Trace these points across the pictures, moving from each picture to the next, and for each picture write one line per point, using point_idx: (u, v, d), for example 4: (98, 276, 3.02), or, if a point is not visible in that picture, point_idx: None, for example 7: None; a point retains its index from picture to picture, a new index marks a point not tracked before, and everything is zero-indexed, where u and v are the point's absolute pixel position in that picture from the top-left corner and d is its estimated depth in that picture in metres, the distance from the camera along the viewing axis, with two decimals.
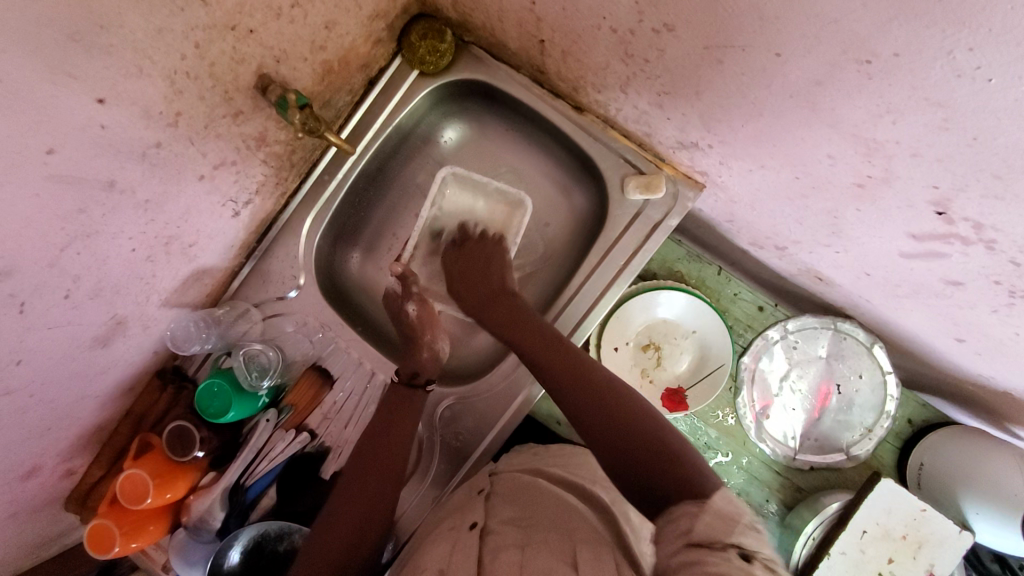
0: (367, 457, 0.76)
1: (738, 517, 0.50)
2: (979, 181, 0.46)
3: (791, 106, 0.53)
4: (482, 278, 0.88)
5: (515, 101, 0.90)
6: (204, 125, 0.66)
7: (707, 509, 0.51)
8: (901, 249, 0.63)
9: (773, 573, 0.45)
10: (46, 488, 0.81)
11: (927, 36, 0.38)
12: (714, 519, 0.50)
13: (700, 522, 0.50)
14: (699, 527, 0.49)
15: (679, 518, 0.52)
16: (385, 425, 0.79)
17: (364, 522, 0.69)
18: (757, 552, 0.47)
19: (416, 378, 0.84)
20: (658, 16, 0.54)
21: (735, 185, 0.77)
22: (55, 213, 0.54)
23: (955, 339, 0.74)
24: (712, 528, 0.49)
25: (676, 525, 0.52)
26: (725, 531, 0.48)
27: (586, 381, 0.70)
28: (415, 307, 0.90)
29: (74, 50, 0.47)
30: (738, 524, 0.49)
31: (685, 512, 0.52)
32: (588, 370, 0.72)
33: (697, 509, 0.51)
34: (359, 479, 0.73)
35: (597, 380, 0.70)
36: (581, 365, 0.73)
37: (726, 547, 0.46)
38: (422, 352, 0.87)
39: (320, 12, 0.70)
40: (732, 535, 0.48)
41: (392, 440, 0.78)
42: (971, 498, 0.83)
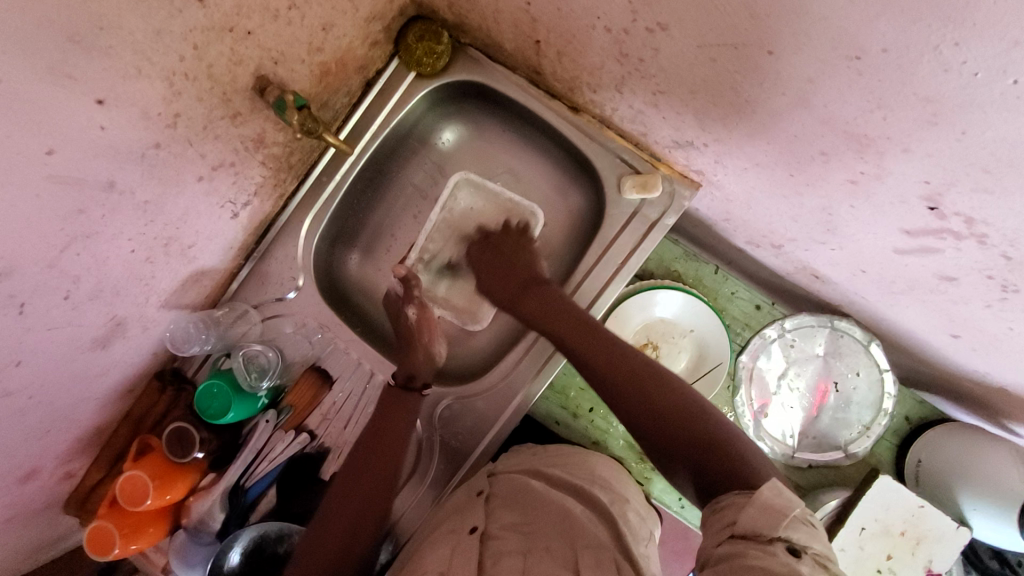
0: (362, 456, 0.76)
1: (788, 508, 0.48)
2: (969, 176, 0.47)
3: (784, 103, 0.54)
4: (509, 270, 0.89)
5: (512, 102, 0.90)
6: (203, 127, 0.66)
7: (753, 501, 0.50)
8: (896, 245, 0.63)
9: (821, 567, 0.45)
10: (45, 490, 0.81)
11: (915, 32, 0.38)
12: (759, 512, 0.49)
13: (744, 514, 0.50)
14: (743, 520, 0.49)
15: (727, 509, 0.52)
16: (382, 425, 0.79)
17: (358, 522, 0.70)
18: (806, 547, 0.46)
19: (414, 380, 0.84)
20: (652, 16, 0.55)
21: (730, 183, 0.77)
22: (54, 214, 0.55)
23: (950, 335, 0.74)
24: (759, 520, 0.48)
25: (722, 517, 0.52)
26: (771, 524, 0.47)
27: (624, 369, 0.71)
28: (414, 310, 0.90)
29: (74, 52, 0.48)
30: (788, 515, 0.48)
31: (733, 504, 0.52)
32: (623, 358, 0.72)
33: (745, 501, 0.51)
34: (354, 478, 0.74)
35: (637, 367, 0.71)
36: (617, 351, 0.74)
37: (771, 541, 0.46)
38: (419, 354, 0.87)
39: (317, 13, 0.71)
40: (781, 527, 0.47)
41: (387, 437, 0.78)
42: (968, 494, 0.83)
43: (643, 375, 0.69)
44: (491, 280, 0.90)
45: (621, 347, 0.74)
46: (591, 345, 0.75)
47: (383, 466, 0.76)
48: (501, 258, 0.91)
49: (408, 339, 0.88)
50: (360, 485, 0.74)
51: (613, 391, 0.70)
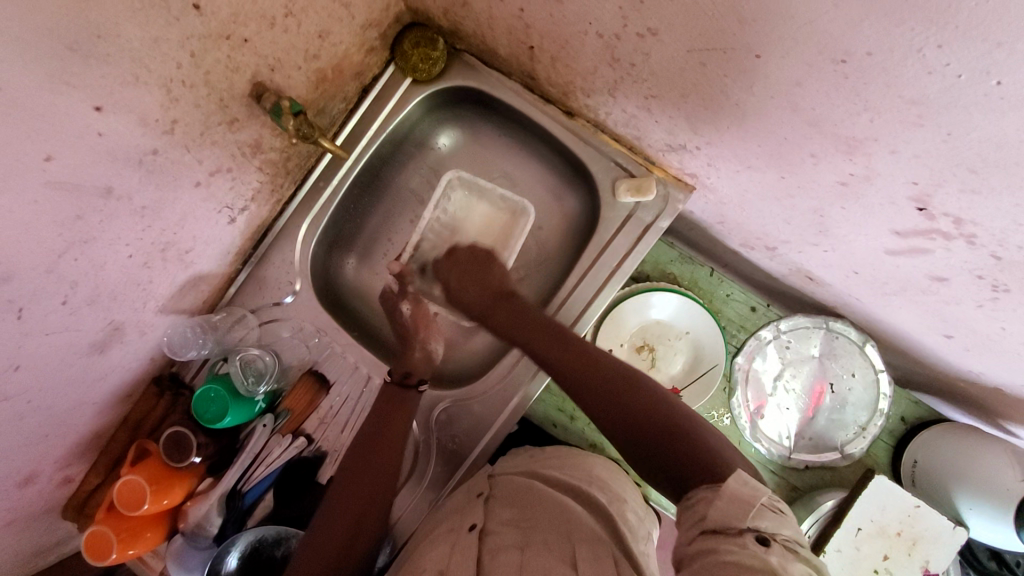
0: (356, 462, 0.75)
1: (754, 496, 0.49)
2: (957, 177, 0.47)
3: (773, 106, 0.55)
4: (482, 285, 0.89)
5: (508, 107, 0.91)
6: (200, 133, 0.67)
7: (721, 494, 0.50)
8: (887, 246, 0.64)
9: (792, 554, 0.45)
10: (43, 495, 0.81)
11: (898, 36, 0.39)
12: (727, 504, 0.49)
13: (714, 507, 0.50)
14: (712, 513, 0.50)
15: (697, 504, 0.52)
16: (381, 429, 0.79)
17: (356, 528, 0.70)
18: (777, 534, 0.47)
19: (410, 377, 0.84)
20: (642, 21, 0.55)
21: (723, 186, 0.78)
22: (53, 219, 0.55)
23: (943, 335, 0.75)
24: (725, 513, 0.49)
25: (693, 513, 0.52)
26: (738, 515, 0.48)
27: (596, 374, 0.72)
28: (410, 306, 0.91)
29: (73, 59, 0.49)
30: (755, 505, 0.48)
31: (703, 499, 0.52)
32: (594, 363, 0.73)
33: (713, 495, 0.51)
34: (349, 485, 0.73)
35: (606, 377, 0.71)
36: (587, 356, 0.75)
37: (740, 532, 0.47)
38: (416, 352, 0.87)
39: (313, 21, 0.72)
40: (749, 518, 0.47)
41: (381, 443, 0.77)
42: (965, 494, 0.83)
43: (615, 386, 0.69)
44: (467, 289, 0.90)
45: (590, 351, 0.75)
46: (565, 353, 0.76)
47: (377, 471, 0.75)
48: (473, 274, 0.90)
49: (404, 336, 0.89)
50: (354, 491, 0.73)
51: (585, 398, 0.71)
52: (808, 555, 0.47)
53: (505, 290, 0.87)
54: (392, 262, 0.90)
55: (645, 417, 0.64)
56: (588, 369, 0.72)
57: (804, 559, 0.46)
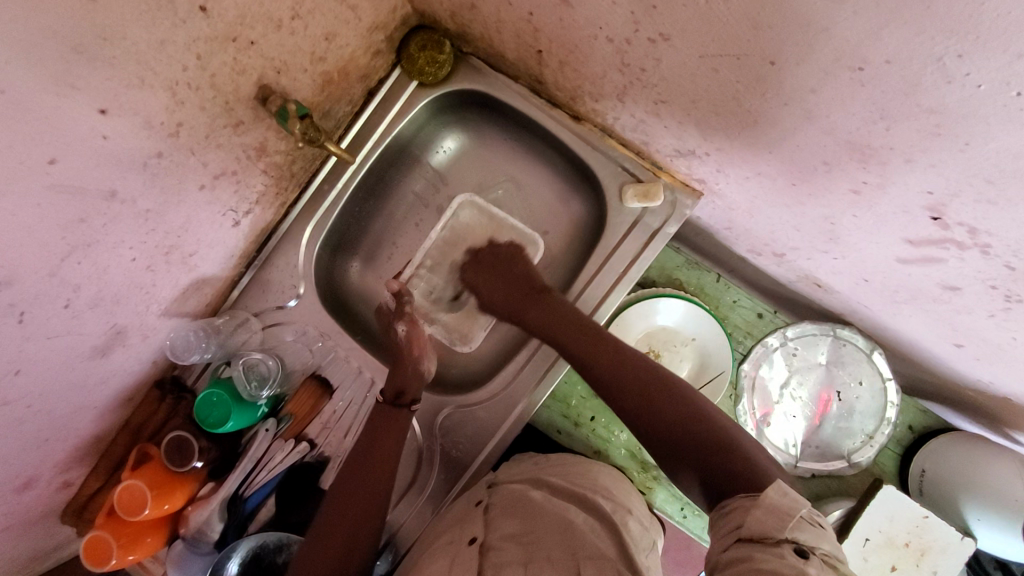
0: (350, 478, 0.74)
1: (793, 508, 0.48)
2: (973, 187, 0.47)
3: (786, 113, 0.54)
4: (514, 281, 0.89)
5: (514, 110, 0.90)
6: (205, 136, 0.66)
7: (758, 503, 0.49)
8: (900, 254, 0.63)
9: (830, 568, 0.44)
10: (43, 500, 0.80)
11: (919, 44, 0.38)
12: (766, 514, 0.48)
13: (751, 517, 0.49)
14: (750, 522, 0.49)
15: (733, 513, 0.51)
16: (378, 435, 0.79)
17: (353, 536, 0.70)
18: (814, 548, 0.45)
19: (402, 396, 0.82)
20: (655, 26, 0.55)
21: (732, 192, 0.77)
22: (56, 222, 0.54)
23: (954, 344, 0.74)
24: (764, 521, 0.48)
25: (729, 522, 0.51)
26: (777, 525, 0.47)
27: (632, 375, 0.71)
28: (404, 326, 0.88)
29: (78, 61, 0.48)
30: (794, 516, 0.47)
31: (740, 508, 0.51)
32: (630, 366, 0.73)
33: (751, 504, 0.50)
34: (343, 502, 0.72)
35: (638, 377, 0.70)
36: (624, 356, 0.74)
37: (779, 543, 0.46)
38: (408, 369, 0.84)
39: (320, 24, 0.71)
40: (788, 528, 0.46)
41: (376, 456, 0.76)
42: (974, 503, 0.83)
43: (644, 386, 0.69)
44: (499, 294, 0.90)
45: (627, 351, 0.75)
46: (598, 349, 0.76)
47: (371, 488, 0.74)
48: (504, 271, 0.91)
49: (396, 355, 0.86)
50: (347, 508, 0.72)
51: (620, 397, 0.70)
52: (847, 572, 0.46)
53: (539, 287, 0.87)
54: (390, 280, 0.91)
55: (675, 417, 0.64)
56: (623, 369, 0.72)
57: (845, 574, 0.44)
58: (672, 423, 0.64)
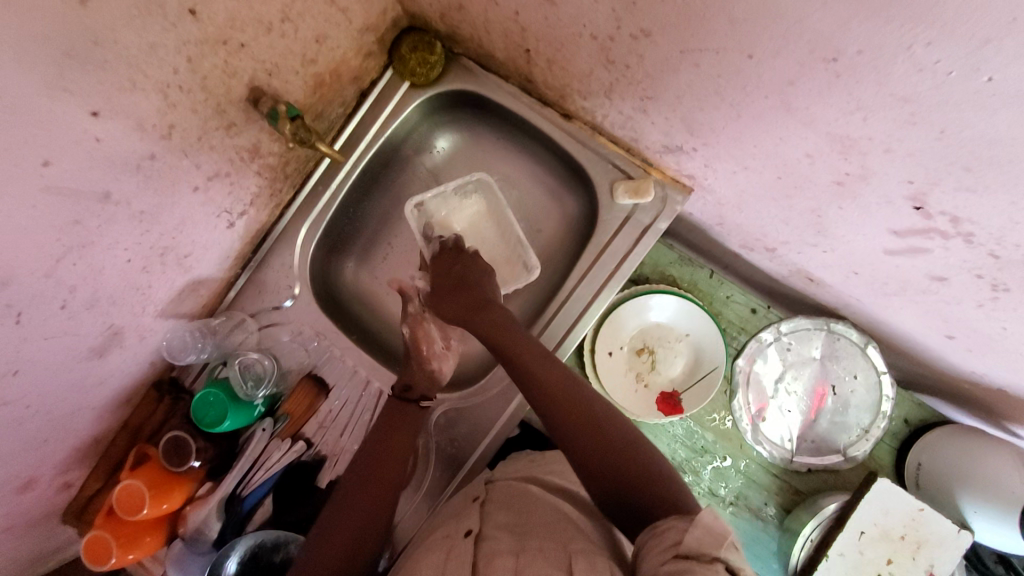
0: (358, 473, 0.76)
1: (726, 528, 0.48)
2: (952, 175, 0.47)
3: (766, 105, 0.54)
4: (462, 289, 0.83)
5: (505, 110, 0.91)
6: (198, 138, 0.67)
7: (696, 523, 0.48)
8: (886, 245, 0.63)
9: None
10: (44, 500, 0.81)
11: (889, 34, 0.39)
12: (701, 532, 0.48)
13: (688, 535, 0.48)
14: (687, 538, 0.48)
15: (668, 533, 0.51)
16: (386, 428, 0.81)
17: (366, 520, 0.71)
18: (740, 570, 0.46)
19: (411, 392, 0.85)
20: (635, 23, 0.56)
21: (720, 187, 0.78)
22: (51, 223, 0.55)
23: (945, 336, 0.74)
24: (698, 540, 0.47)
25: (661, 542, 0.51)
26: (712, 543, 0.46)
27: (573, 399, 0.69)
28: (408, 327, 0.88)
29: (69, 65, 0.49)
30: (727, 536, 0.47)
31: (674, 527, 0.51)
32: (578, 393, 0.70)
33: (688, 524, 0.49)
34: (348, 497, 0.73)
35: (582, 402, 0.69)
36: (569, 382, 0.71)
37: (713, 561, 0.45)
38: (421, 368, 0.86)
39: (310, 26, 0.72)
40: (721, 547, 0.46)
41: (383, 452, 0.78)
42: (968, 497, 0.83)
43: (585, 412, 0.68)
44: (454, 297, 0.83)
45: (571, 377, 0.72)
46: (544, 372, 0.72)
47: (381, 481, 0.75)
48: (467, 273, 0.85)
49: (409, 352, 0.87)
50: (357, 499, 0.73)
51: (562, 427, 0.68)
52: None
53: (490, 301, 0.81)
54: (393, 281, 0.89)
55: (618, 450, 0.63)
56: (565, 393, 0.70)
57: None
58: (609, 454, 0.64)
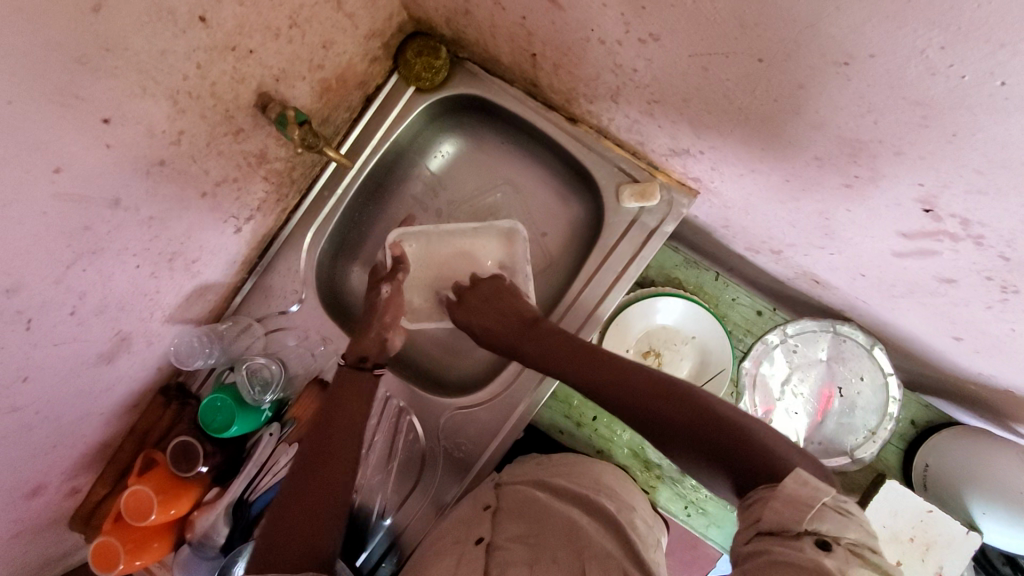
0: (308, 462, 0.68)
1: (812, 498, 0.48)
2: (963, 178, 0.47)
3: (775, 109, 0.55)
4: (498, 313, 0.84)
5: (510, 114, 0.91)
6: (206, 143, 0.68)
7: (777, 493, 0.49)
8: (894, 248, 0.63)
9: (856, 559, 0.45)
10: (51, 507, 0.81)
11: (901, 38, 0.39)
12: (784, 505, 0.48)
13: (767, 510, 0.50)
14: (768, 514, 0.49)
15: (752, 505, 0.52)
16: (334, 413, 0.75)
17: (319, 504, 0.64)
18: (837, 537, 0.46)
19: (365, 361, 0.84)
20: (644, 27, 0.56)
21: (727, 190, 0.78)
22: (62, 231, 0.56)
23: (952, 337, 0.74)
24: (780, 514, 0.48)
25: (749, 515, 0.52)
26: (795, 518, 0.47)
27: (629, 385, 0.67)
28: (387, 287, 0.88)
29: (81, 72, 0.49)
30: (816, 505, 0.47)
31: (759, 499, 0.51)
32: (627, 375, 0.68)
33: (769, 495, 0.50)
34: (301, 487, 0.65)
35: (641, 380, 0.67)
36: (621, 369, 0.70)
37: (800, 536, 0.46)
38: (371, 335, 0.86)
39: (317, 32, 0.73)
40: (808, 520, 0.47)
41: (332, 440, 0.71)
42: (976, 497, 0.82)
43: (642, 390, 0.65)
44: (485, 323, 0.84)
45: (625, 364, 0.70)
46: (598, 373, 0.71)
47: (330, 471, 0.67)
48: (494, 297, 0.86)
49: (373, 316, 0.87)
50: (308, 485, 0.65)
51: (634, 417, 0.65)
52: (877, 557, 0.46)
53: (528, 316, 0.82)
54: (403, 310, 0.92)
55: (684, 418, 0.60)
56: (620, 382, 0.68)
57: (870, 563, 0.45)
58: (679, 422, 0.60)
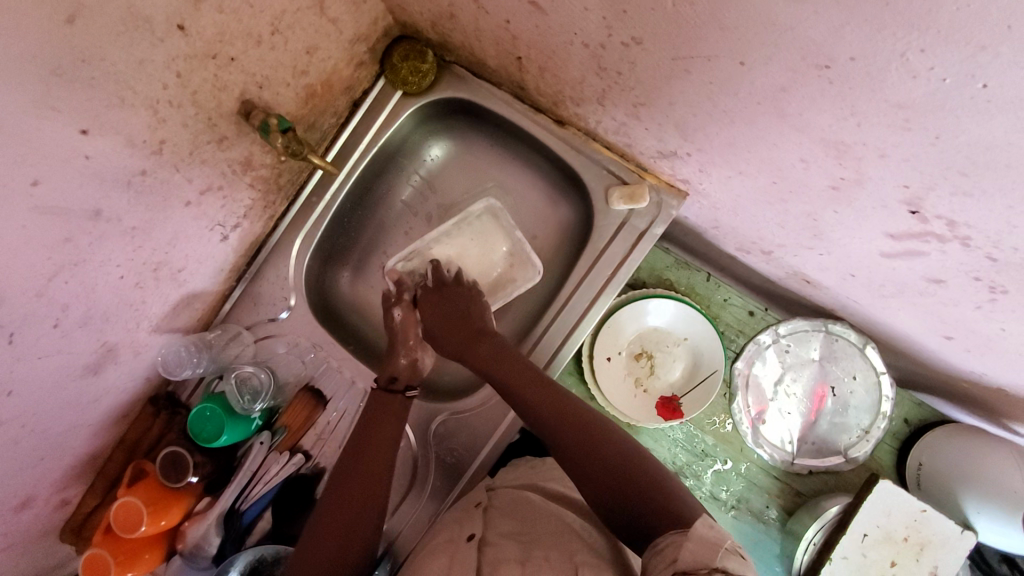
0: (343, 477, 0.72)
1: (721, 539, 0.50)
2: (947, 180, 0.47)
3: (759, 111, 0.54)
4: (462, 322, 0.86)
5: (498, 117, 0.91)
6: (189, 152, 0.67)
7: (691, 537, 0.51)
8: (883, 249, 0.63)
9: None
10: (40, 519, 0.81)
11: (881, 41, 0.39)
12: (697, 546, 0.50)
13: (685, 550, 0.50)
14: (683, 554, 0.50)
15: (667, 549, 0.53)
16: (373, 427, 0.78)
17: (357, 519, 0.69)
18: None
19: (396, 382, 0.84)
20: (626, 30, 0.55)
21: (715, 191, 0.78)
22: (42, 243, 0.55)
23: (943, 337, 0.74)
24: (695, 554, 0.49)
25: (665, 557, 0.52)
26: (707, 556, 0.48)
27: (565, 415, 0.70)
28: (401, 312, 0.89)
29: (56, 84, 0.49)
30: (721, 547, 0.49)
31: (673, 543, 0.53)
32: (566, 405, 0.71)
33: (682, 539, 0.52)
34: (337, 500, 0.70)
35: (581, 414, 0.70)
36: (560, 398, 0.72)
37: (711, 573, 0.47)
38: (401, 359, 0.86)
39: (300, 38, 0.72)
40: (717, 558, 0.48)
41: (371, 451, 0.75)
42: (971, 497, 0.82)
43: (581, 423, 0.68)
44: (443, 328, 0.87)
45: (567, 394, 0.73)
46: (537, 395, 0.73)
47: (369, 483, 0.72)
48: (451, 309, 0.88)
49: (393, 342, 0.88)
50: (351, 494, 0.70)
51: (561, 443, 0.68)
52: None
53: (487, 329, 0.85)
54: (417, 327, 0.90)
55: (618, 464, 0.63)
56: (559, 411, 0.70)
57: None
58: (612, 468, 0.63)
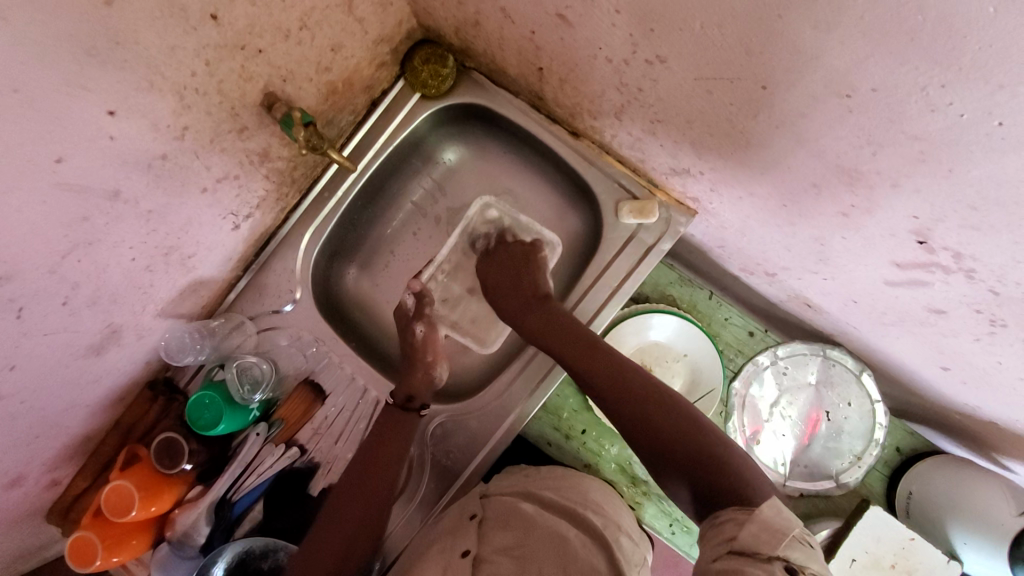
0: (347, 496, 0.75)
1: (785, 527, 0.50)
2: (957, 213, 0.48)
3: (778, 135, 0.55)
4: (514, 288, 0.89)
5: (514, 125, 0.92)
6: (210, 140, 0.68)
7: (754, 518, 0.52)
8: (886, 276, 0.64)
9: None
10: (29, 497, 0.80)
11: (903, 73, 0.40)
12: (759, 530, 0.51)
13: (744, 530, 0.52)
14: (743, 535, 0.52)
15: (726, 524, 0.55)
16: (377, 444, 0.80)
17: (358, 526, 0.73)
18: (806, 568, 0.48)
19: (412, 400, 0.84)
20: (652, 48, 0.56)
21: (725, 211, 0.79)
22: (59, 220, 0.55)
23: (941, 367, 0.75)
24: (756, 536, 0.51)
25: (720, 534, 0.54)
26: (768, 542, 0.50)
27: (630, 387, 0.73)
28: (422, 327, 0.89)
29: (89, 63, 0.49)
30: (787, 535, 0.50)
31: (732, 520, 0.54)
32: (623, 372, 0.75)
33: (745, 517, 0.53)
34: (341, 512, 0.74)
35: (642, 388, 0.72)
36: (619, 365, 0.76)
37: (770, 560, 0.48)
38: (420, 373, 0.85)
39: (326, 35, 0.73)
40: (779, 547, 0.49)
41: (376, 463, 0.77)
42: (957, 527, 0.83)
43: (647, 397, 0.71)
44: (501, 294, 0.90)
45: (623, 360, 0.76)
46: (592, 361, 0.77)
47: (367, 497, 0.75)
48: (513, 267, 0.90)
49: (411, 357, 0.87)
50: (351, 510, 0.74)
51: (616, 408, 0.72)
52: None
53: (541, 294, 0.86)
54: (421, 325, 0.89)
55: (675, 434, 0.66)
56: (619, 380, 0.74)
57: None
58: (670, 444, 0.65)
